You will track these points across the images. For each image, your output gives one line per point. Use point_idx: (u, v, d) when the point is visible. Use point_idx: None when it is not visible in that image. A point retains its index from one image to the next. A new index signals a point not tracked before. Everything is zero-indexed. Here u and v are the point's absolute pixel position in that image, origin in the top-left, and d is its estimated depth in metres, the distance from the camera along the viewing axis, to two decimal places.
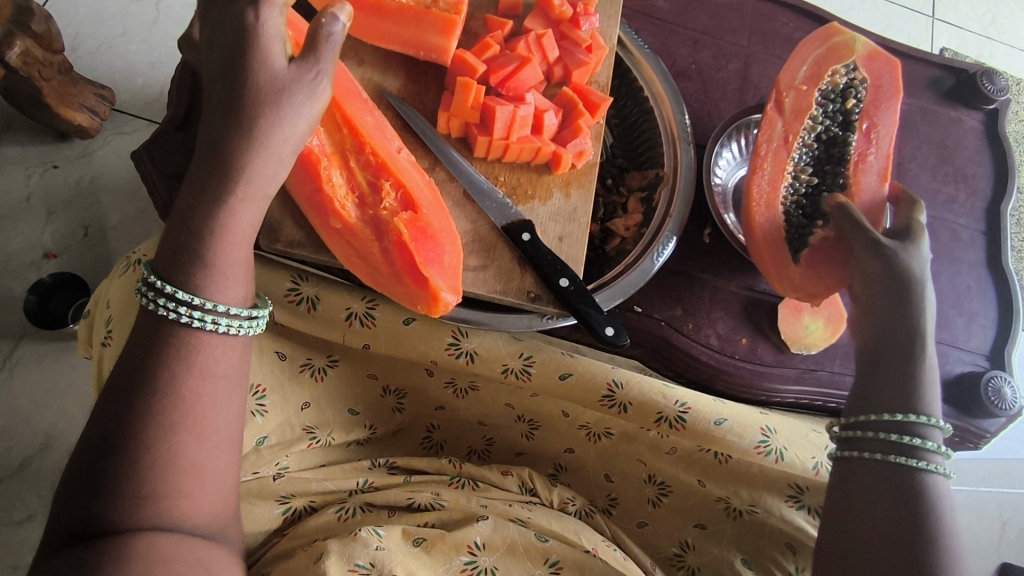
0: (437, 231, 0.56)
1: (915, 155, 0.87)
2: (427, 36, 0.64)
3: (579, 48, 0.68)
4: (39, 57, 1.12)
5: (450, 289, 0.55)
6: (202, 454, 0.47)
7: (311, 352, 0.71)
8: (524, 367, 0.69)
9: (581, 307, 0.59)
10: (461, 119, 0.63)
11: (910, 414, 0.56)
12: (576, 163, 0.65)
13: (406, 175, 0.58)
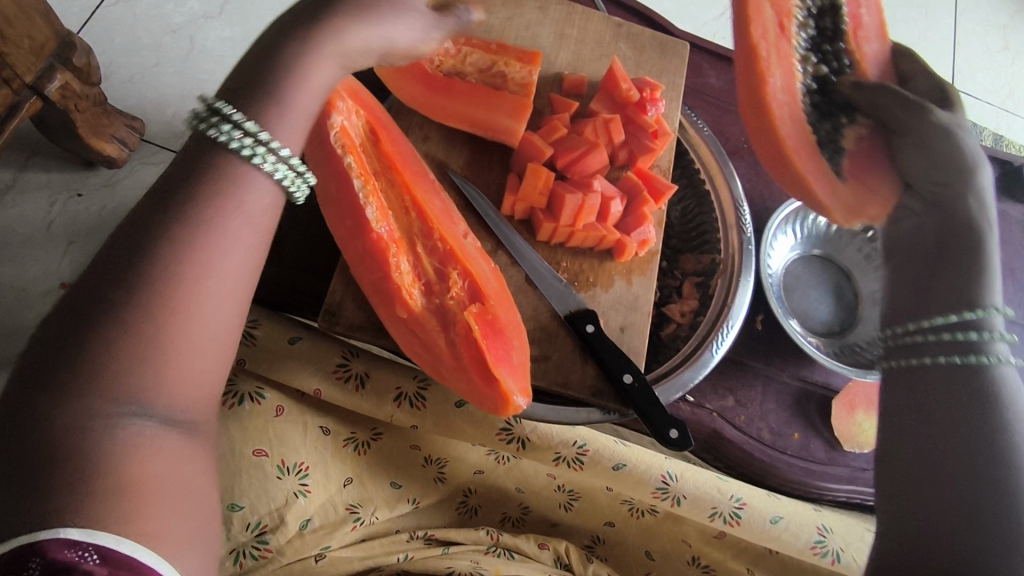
0: (506, 324, 0.54)
1: None
2: (498, 119, 0.63)
3: (646, 133, 0.67)
4: (77, 91, 1.11)
5: (522, 389, 0.52)
6: (219, 260, 0.35)
7: (355, 426, 0.71)
8: (577, 455, 0.68)
9: (645, 406, 0.57)
10: (527, 203, 0.62)
11: (975, 309, 0.46)
12: (640, 250, 0.64)
13: (474, 263, 0.56)
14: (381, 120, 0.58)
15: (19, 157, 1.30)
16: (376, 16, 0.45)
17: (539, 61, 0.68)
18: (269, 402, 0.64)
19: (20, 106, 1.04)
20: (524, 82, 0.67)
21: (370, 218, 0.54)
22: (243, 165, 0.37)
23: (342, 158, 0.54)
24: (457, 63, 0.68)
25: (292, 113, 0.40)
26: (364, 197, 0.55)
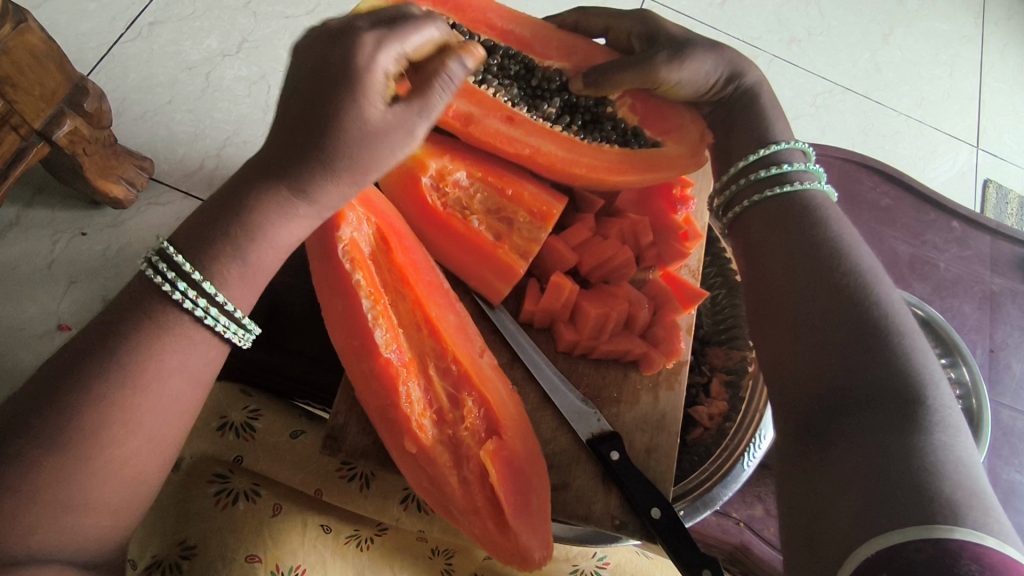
0: (524, 461, 0.49)
1: (1007, 342, 0.82)
2: (494, 269, 0.57)
3: (676, 240, 0.63)
4: (87, 135, 1.08)
5: (544, 540, 0.47)
6: (152, 400, 0.40)
7: (359, 522, 0.60)
8: (598, 569, 0.62)
9: (676, 544, 0.52)
10: (548, 314, 0.59)
11: (784, 168, 0.57)
12: (668, 363, 0.60)
13: (490, 386, 0.52)
14: (391, 227, 0.54)
15: (25, 193, 1.27)
16: (364, 145, 0.42)
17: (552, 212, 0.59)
18: (265, 500, 0.58)
19: (26, 152, 1.02)
20: (530, 238, 0.60)
21: (379, 342, 0.50)
22: (177, 325, 0.41)
23: (350, 276, 0.51)
24: (466, 197, 0.61)
25: (282, 228, 0.43)
26: (373, 318, 0.51)
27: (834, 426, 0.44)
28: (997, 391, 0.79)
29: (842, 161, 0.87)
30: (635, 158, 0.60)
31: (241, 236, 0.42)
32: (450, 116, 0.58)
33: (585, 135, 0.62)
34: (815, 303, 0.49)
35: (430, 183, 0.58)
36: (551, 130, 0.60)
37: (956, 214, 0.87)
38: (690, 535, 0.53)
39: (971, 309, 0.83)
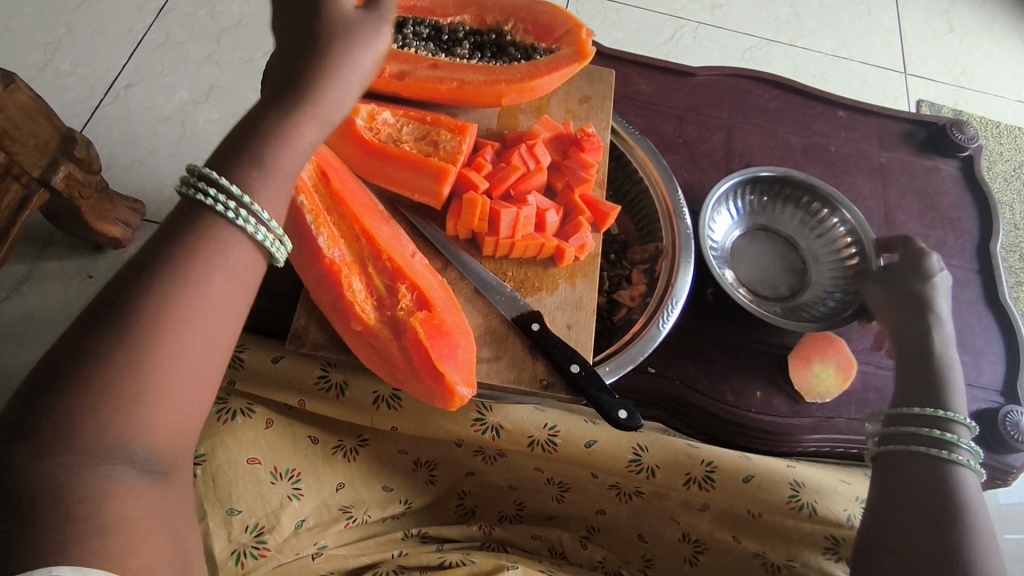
0: (452, 327, 0.60)
1: (900, 204, 0.92)
2: (423, 182, 0.68)
3: (581, 165, 0.74)
4: (79, 179, 1.22)
5: (465, 382, 0.58)
6: (199, 320, 0.35)
7: (342, 434, 0.73)
8: (550, 438, 0.71)
9: (595, 392, 0.62)
10: (469, 227, 0.69)
11: None
12: (579, 255, 0.71)
13: (421, 277, 0.63)
14: (328, 161, 0.66)
15: (33, 250, 1.39)
16: None
17: (469, 132, 0.71)
18: (259, 416, 0.68)
19: (29, 199, 1.14)
20: (454, 150, 0.71)
21: (322, 245, 0.61)
22: (230, 237, 0.37)
23: (294, 197, 0.62)
24: (396, 132, 0.72)
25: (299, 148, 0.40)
26: (316, 228, 0.62)
27: None
28: None
29: (733, 77, 0.98)
30: (539, 65, 0.73)
31: (256, 180, 0.38)
32: (387, 75, 0.70)
33: (497, 60, 0.75)
34: None
35: (363, 124, 0.70)
36: (471, 63, 0.72)
37: (840, 105, 0.98)
38: (605, 383, 0.63)
39: (863, 182, 0.93)
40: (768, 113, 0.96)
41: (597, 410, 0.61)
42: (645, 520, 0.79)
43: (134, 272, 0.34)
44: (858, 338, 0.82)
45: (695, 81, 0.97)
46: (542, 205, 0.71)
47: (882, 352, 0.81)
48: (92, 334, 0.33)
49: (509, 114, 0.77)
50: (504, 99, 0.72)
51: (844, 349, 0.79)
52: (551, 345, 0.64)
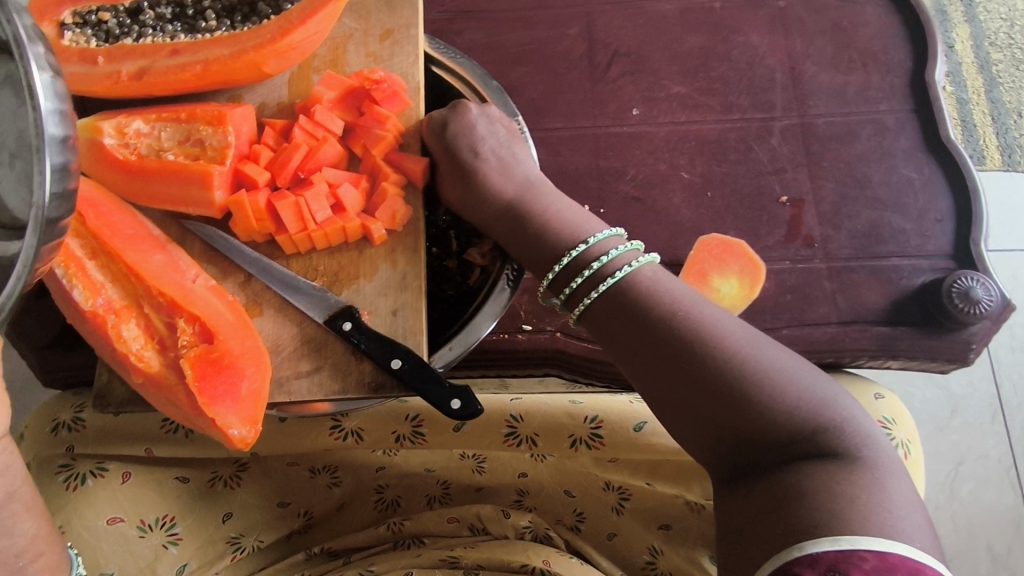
0: (233, 356, 0.54)
1: (808, 53, 0.75)
2: (191, 192, 0.60)
3: (376, 121, 0.63)
4: None
5: (241, 422, 0.52)
6: None
7: (215, 465, 0.72)
8: (416, 428, 0.67)
9: (419, 385, 0.55)
10: (257, 230, 0.61)
11: (594, 263, 0.55)
12: (393, 226, 0.62)
13: (200, 304, 0.57)
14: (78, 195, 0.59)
15: None
16: None
17: (231, 119, 0.62)
18: (113, 472, 0.67)
19: None
20: (221, 145, 0.62)
21: (78, 298, 0.55)
22: None
23: None
24: (155, 142, 0.63)
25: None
26: (68, 279, 0.56)
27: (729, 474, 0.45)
28: (807, 105, 0.73)
29: None
30: (289, 15, 0.61)
31: None
32: (124, 79, 0.61)
33: (248, 23, 0.63)
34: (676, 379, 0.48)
35: (114, 143, 0.61)
36: (215, 37, 0.62)
37: None
38: (431, 372, 0.56)
39: (760, 36, 0.76)
40: None
41: (427, 403, 0.55)
42: (567, 475, 0.74)
43: None
44: (768, 232, 0.69)
45: None
46: (336, 180, 0.62)
47: (798, 242, 0.68)
48: None
49: (299, 79, 0.68)
50: (266, 69, 0.63)
51: (746, 250, 0.67)
52: (365, 340, 0.57)
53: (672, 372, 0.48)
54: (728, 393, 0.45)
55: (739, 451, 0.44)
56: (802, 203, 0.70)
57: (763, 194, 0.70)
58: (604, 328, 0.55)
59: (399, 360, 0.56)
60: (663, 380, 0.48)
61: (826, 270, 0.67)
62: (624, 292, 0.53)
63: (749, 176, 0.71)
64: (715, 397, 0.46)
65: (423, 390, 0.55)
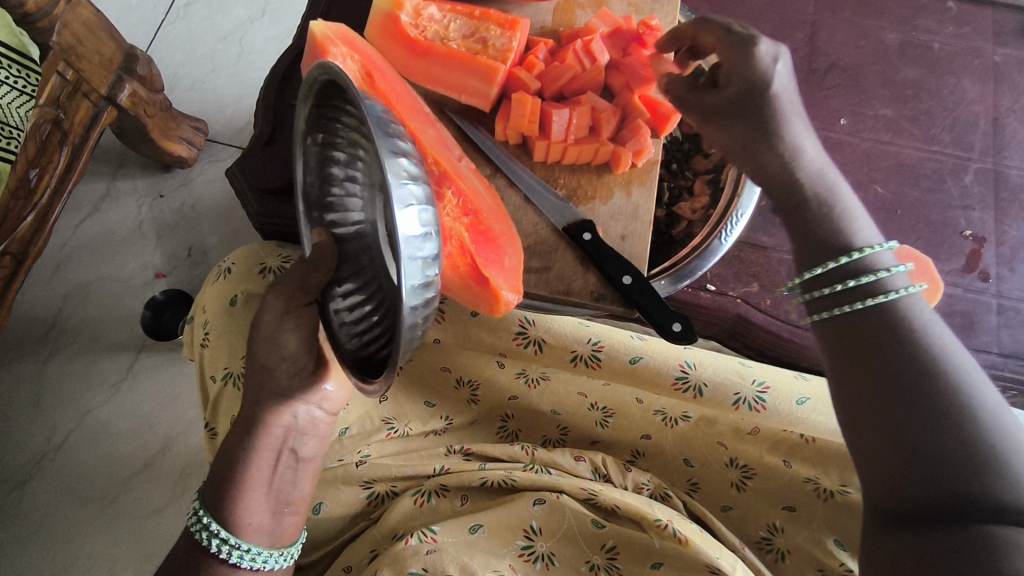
0: (498, 234, 0.60)
1: (1013, 109, 0.81)
2: (470, 82, 0.66)
3: (642, 64, 0.68)
4: (145, 98, 1.06)
5: (510, 288, 0.58)
6: None
7: None
8: (593, 353, 0.73)
9: (646, 303, 0.60)
10: (518, 131, 0.66)
11: (877, 274, 0.42)
12: (637, 161, 0.66)
13: (466, 180, 0.61)
14: (372, 61, 0.63)
15: (108, 168, 1.28)
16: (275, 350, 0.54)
17: (518, 27, 0.67)
18: None
19: (99, 118, 1.01)
20: (504, 48, 0.67)
21: None
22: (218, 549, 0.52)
23: None
24: (443, 29, 0.69)
25: (268, 453, 0.55)
26: None
27: (900, 522, 0.36)
28: (1003, 155, 0.79)
29: None
30: None
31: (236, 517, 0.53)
32: None
33: None
34: (860, 389, 0.39)
35: (408, 22, 0.67)
36: None
37: None
38: (657, 296, 0.60)
39: (969, 83, 0.82)
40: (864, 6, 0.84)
41: (650, 323, 0.59)
42: (690, 445, 0.75)
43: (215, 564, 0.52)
44: (947, 259, 0.75)
45: None
46: (597, 106, 0.67)
47: (973, 274, 0.74)
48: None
49: (564, 10, 0.72)
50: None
51: (933, 271, 0.73)
52: (598, 256, 0.62)
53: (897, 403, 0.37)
54: (949, 443, 0.35)
55: (933, 499, 0.35)
56: (984, 241, 0.75)
57: (947, 225, 0.76)
58: (851, 350, 0.41)
59: (630, 279, 0.61)
60: (873, 405, 0.38)
61: (997, 305, 0.73)
62: (898, 326, 0.40)
63: (938, 206, 0.77)
64: (911, 427, 0.36)
65: (650, 313, 0.60)
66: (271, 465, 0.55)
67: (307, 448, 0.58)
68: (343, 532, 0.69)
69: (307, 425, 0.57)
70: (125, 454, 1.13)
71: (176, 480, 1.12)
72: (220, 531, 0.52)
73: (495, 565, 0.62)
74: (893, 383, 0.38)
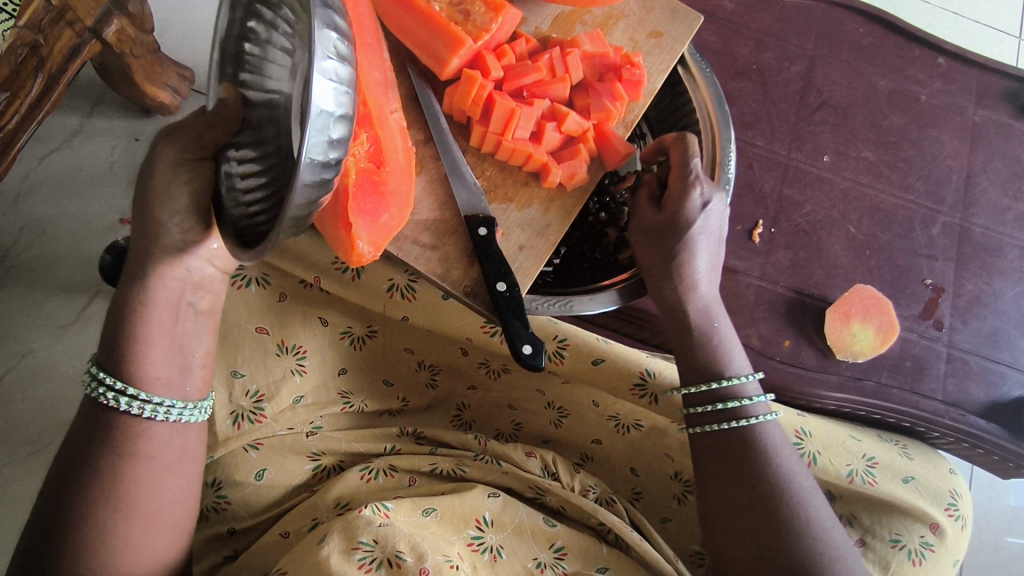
0: (391, 194, 0.56)
1: (986, 168, 0.84)
2: (434, 45, 0.64)
3: (609, 94, 0.68)
4: (133, 37, 1.02)
5: (369, 243, 0.54)
6: (133, 523, 0.47)
7: (352, 321, 0.75)
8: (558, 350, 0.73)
9: (508, 318, 0.60)
10: (461, 108, 0.65)
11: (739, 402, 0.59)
12: (563, 181, 0.67)
13: (388, 138, 0.56)
14: None
15: (84, 104, 1.23)
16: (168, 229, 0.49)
17: (504, 14, 0.66)
18: (274, 287, 0.72)
19: (81, 49, 0.96)
20: (482, 28, 0.65)
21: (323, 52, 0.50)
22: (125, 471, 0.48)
23: None
24: None
25: (158, 313, 0.49)
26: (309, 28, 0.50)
27: None
28: (971, 212, 0.82)
29: (827, 3, 0.87)
30: None
31: (132, 374, 0.49)
32: None
33: None
34: (727, 488, 0.56)
35: None
36: None
37: (942, 50, 0.87)
38: (522, 313, 0.60)
39: (949, 139, 0.84)
40: (863, 50, 0.86)
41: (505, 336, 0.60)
42: (640, 454, 0.77)
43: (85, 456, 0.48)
44: (906, 304, 0.77)
45: (784, 3, 0.86)
46: (548, 117, 0.68)
47: (928, 322, 0.77)
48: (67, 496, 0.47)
49: (565, 22, 0.72)
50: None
51: (889, 312, 0.75)
52: (489, 253, 0.62)
53: (746, 502, 0.55)
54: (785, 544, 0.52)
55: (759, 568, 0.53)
56: (942, 291, 0.78)
57: (911, 271, 0.79)
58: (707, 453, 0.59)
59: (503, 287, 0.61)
60: (733, 506, 0.55)
61: (945, 353, 0.75)
62: (749, 442, 0.57)
63: (904, 252, 0.79)
64: (759, 517, 0.54)
65: (513, 325, 0.60)
66: (168, 323, 0.50)
67: (204, 301, 0.52)
68: (281, 502, 0.67)
69: (201, 285, 0.52)
70: (66, 400, 1.10)
71: None
72: (118, 385, 0.48)
73: (444, 547, 0.62)
74: (749, 505, 0.54)
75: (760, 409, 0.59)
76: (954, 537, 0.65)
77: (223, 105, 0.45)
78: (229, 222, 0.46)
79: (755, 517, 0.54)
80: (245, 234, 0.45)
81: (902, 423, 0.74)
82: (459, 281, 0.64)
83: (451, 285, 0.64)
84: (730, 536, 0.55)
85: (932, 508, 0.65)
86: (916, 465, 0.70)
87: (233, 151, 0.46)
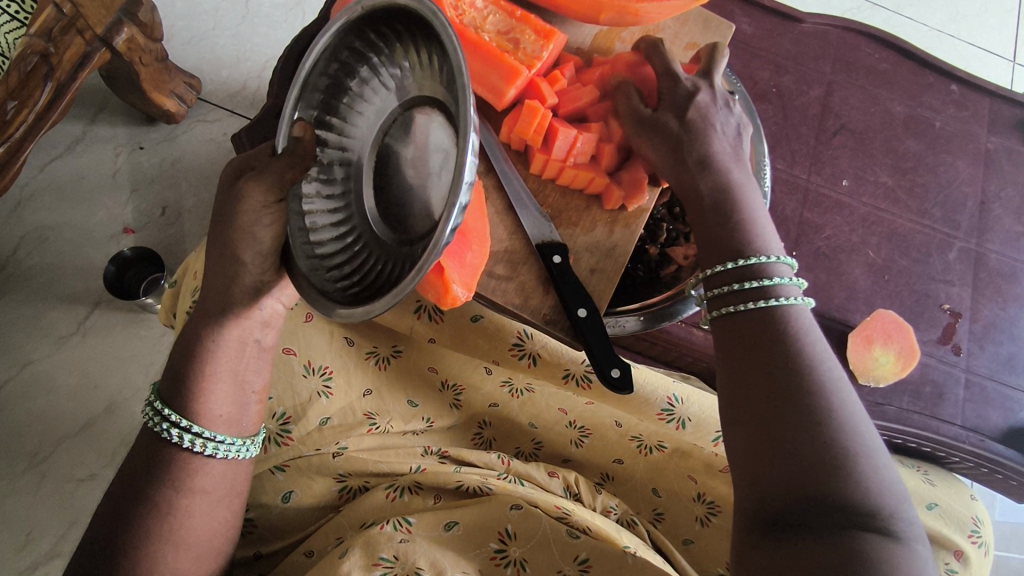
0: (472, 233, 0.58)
1: (999, 195, 0.85)
2: (490, 77, 0.64)
3: None
4: (143, 46, 1.00)
5: (462, 284, 0.56)
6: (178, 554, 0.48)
7: (377, 341, 0.76)
8: (585, 374, 0.73)
9: (591, 339, 0.60)
10: (522, 136, 0.65)
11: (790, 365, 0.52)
12: (628, 204, 0.66)
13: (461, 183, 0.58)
14: None
15: (87, 111, 1.21)
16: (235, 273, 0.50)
17: (555, 40, 0.65)
18: (301, 307, 0.72)
19: (91, 58, 0.94)
20: (534, 56, 0.65)
21: None
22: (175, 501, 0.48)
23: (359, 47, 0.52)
24: (480, 20, 0.66)
25: (228, 349, 0.51)
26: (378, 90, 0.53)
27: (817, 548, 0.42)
28: (986, 237, 0.83)
29: (843, 29, 0.88)
30: None
31: (192, 410, 0.50)
32: None
33: None
34: None
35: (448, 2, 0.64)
36: None
37: (956, 77, 0.89)
38: (606, 336, 0.61)
39: (964, 165, 0.86)
40: (879, 77, 0.88)
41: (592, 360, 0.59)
42: (662, 475, 0.76)
43: (131, 490, 0.48)
44: (926, 328, 0.78)
45: (801, 27, 0.87)
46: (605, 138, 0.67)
47: (947, 346, 0.77)
48: (117, 528, 0.47)
49: (604, 41, 0.72)
50: (601, 21, 0.69)
51: (910, 339, 0.76)
52: (563, 280, 0.63)
53: (774, 398, 0.45)
54: None
55: None
56: (960, 316, 0.79)
57: (929, 296, 0.79)
58: None
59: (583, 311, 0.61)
60: None
61: (964, 379, 0.76)
62: None
63: (922, 277, 0.80)
64: None
65: (596, 349, 0.60)
66: (235, 360, 0.51)
67: (269, 337, 0.54)
68: (308, 524, 0.68)
69: (270, 317, 0.53)
70: (66, 413, 1.07)
71: (117, 447, 1.06)
72: (181, 421, 0.49)
73: (463, 566, 0.62)
74: None
75: (791, 292, 0.51)
76: (978, 564, 0.66)
77: (298, 144, 0.45)
78: (303, 255, 0.48)
79: (790, 428, 0.44)
80: (322, 276, 0.47)
81: (923, 447, 0.75)
82: (539, 308, 0.65)
83: (531, 313, 0.65)
84: (754, 389, 0.47)
85: (957, 535, 0.66)
86: (938, 491, 0.71)
87: (305, 184, 0.49)
